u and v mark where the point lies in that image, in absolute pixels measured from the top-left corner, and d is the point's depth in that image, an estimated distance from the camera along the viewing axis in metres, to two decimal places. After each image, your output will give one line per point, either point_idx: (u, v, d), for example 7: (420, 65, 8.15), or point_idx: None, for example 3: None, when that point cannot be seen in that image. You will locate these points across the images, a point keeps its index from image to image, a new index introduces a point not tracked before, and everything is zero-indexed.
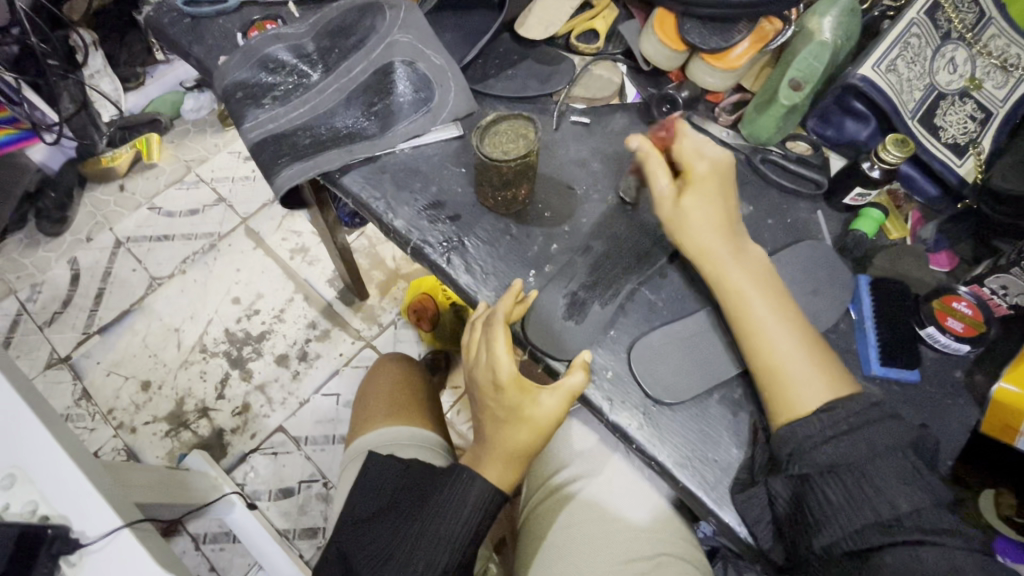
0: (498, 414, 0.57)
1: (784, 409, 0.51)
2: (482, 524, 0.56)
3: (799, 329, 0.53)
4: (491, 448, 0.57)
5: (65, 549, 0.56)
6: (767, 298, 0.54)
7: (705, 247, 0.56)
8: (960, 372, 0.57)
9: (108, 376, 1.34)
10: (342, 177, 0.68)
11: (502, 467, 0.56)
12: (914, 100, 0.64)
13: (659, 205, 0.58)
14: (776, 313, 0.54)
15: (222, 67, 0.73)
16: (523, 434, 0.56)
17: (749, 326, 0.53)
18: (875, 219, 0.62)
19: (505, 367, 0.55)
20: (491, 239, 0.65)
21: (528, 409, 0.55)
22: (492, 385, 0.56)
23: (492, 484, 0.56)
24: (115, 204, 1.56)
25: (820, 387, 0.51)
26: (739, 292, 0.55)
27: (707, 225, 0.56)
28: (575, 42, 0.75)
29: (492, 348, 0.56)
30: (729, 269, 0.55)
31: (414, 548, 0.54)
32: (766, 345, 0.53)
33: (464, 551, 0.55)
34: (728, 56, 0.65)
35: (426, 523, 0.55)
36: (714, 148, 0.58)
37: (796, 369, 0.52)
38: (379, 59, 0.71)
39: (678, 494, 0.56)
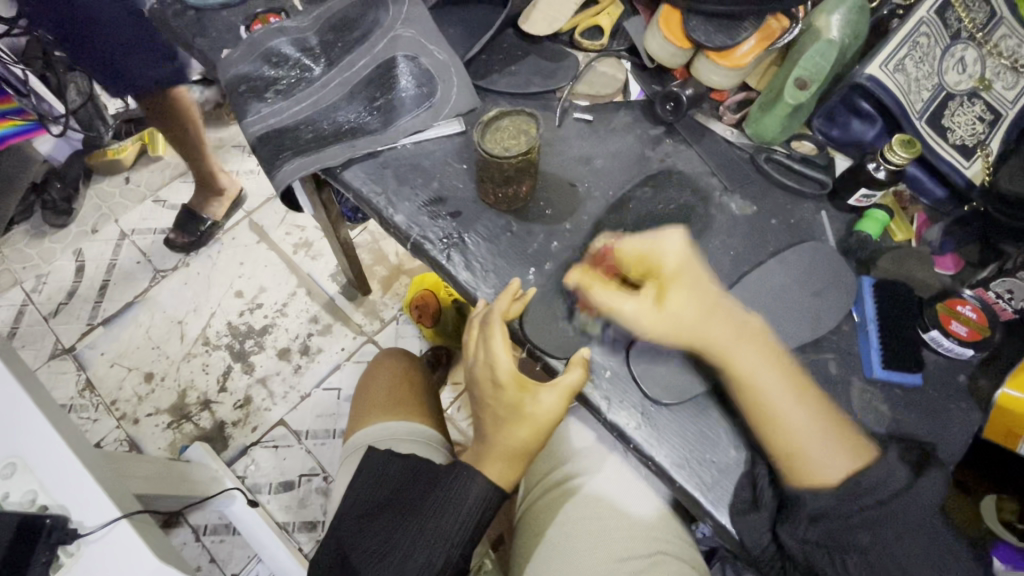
0: (497, 412, 0.56)
1: (805, 476, 0.50)
2: (480, 524, 0.56)
3: (806, 397, 0.52)
4: (490, 447, 0.57)
5: (63, 538, 0.56)
6: (777, 379, 0.52)
7: (709, 342, 0.52)
8: (963, 376, 0.56)
9: (111, 367, 1.35)
10: (344, 172, 0.68)
11: (502, 465, 0.56)
12: (921, 100, 0.64)
13: (637, 322, 0.53)
14: (788, 390, 0.52)
15: (226, 60, 0.73)
16: (522, 432, 0.56)
17: (761, 411, 0.52)
18: (881, 221, 0.62)
19: (504, 365, 0.55)
20: (491, 236, 0.64)
21: (528, 407, 0.55)
22: (491, 383, 0.56)
23: (491, 483, 0.56)
24: (121, 196, 1.57)
25: (838, 452, 0.50)
26: (749, 382, 0.52)
27: (701, 321, 0.53)
28: (580, 38, 0.74)
29: (492, 347, 0.56)
30: (737, 359, 0.52)
31: (412, 548, 0.54)
32: (782, 429, 0.51)
33: (461, 551, 0.55)
34: (734, 54, 0.64)
35: (424, 523, 0.55)
36: (675, 242, 0.54)
37: (812, 447, 0.50)
38: (382, 54, 0.70)
39: (675, 494, 0.55)
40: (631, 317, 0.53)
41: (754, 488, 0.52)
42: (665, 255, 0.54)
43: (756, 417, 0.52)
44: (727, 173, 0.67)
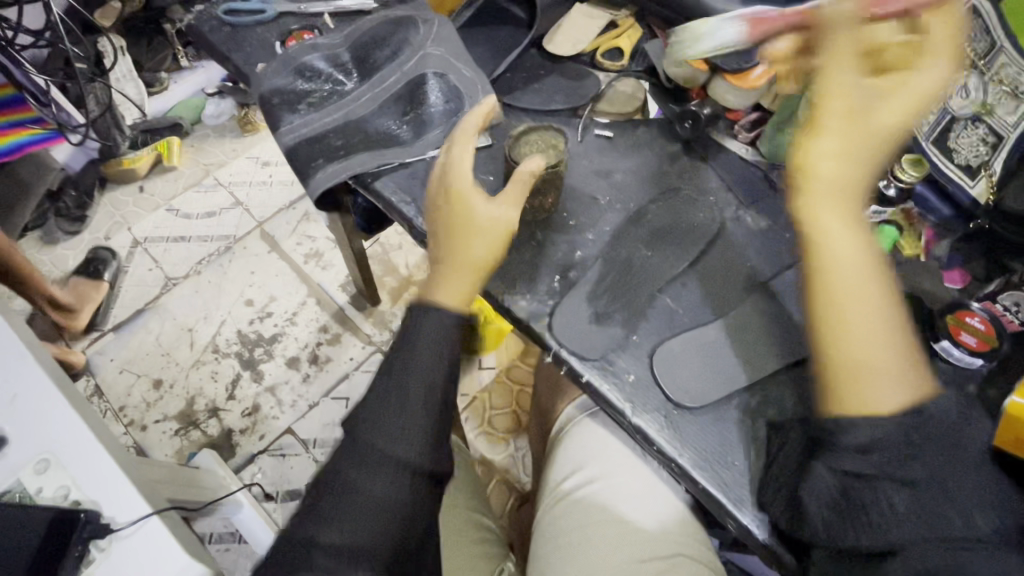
0: (450, 225, 0.61)
1: (857, 405, 0.49)
2: (442, 367, 0.58)
3: (891, 327, 0.50)
4: (453, 261, 0.60)
5: (96, 533, 0.57)
6: (874, 303, 0.50)
7: (828, 203, 0.52)
8: (972, 386, 0.59)
9: (120, 374, 1.36)
10: (376, 183, 0.70)
11: (450, 280, 0.59)
12: (927, 123, 0.67)
13: (838, 99, 0.51)
14: (873, 279, 0.51)
15: (260, 74, 0.77)
16: (476, 236, 0.60)
17: (839, 310, 0.50)
18: (892, 235, 0.70)
19: (465, 177, 0.62)
20: (516, 244, 0.67)
21: (477, 206, 0.61)
22: (446, 204, 0.62)
23: (449, 297, 0.59)
24: (134, 204, 1.60)
25: (897, 383, 0.48)
26: (836, 275, 0.51)
27: (847, 165, 0.52)
28: (601, 58, 0.78)
29: (453, 170, 0.62)
30: (834, 244, 0.51)
31: (381, 420, 0.55)
32: (853, 345, 0.49)
33: (430, 400, 0.56)
34: (748, 76, 0.68)
35: (386, 394, 0.56)
36: (924, 81, 0.52)
37: (884, 367, 0.49)
38: (412, 71, 0.74)
39: (696, 497, 0.57)
40: (836, 88, 0.51)
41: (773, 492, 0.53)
42: (920, 59, 0.53)
43: (837, 321, 0.50)
44: (743, 189, 0.70)
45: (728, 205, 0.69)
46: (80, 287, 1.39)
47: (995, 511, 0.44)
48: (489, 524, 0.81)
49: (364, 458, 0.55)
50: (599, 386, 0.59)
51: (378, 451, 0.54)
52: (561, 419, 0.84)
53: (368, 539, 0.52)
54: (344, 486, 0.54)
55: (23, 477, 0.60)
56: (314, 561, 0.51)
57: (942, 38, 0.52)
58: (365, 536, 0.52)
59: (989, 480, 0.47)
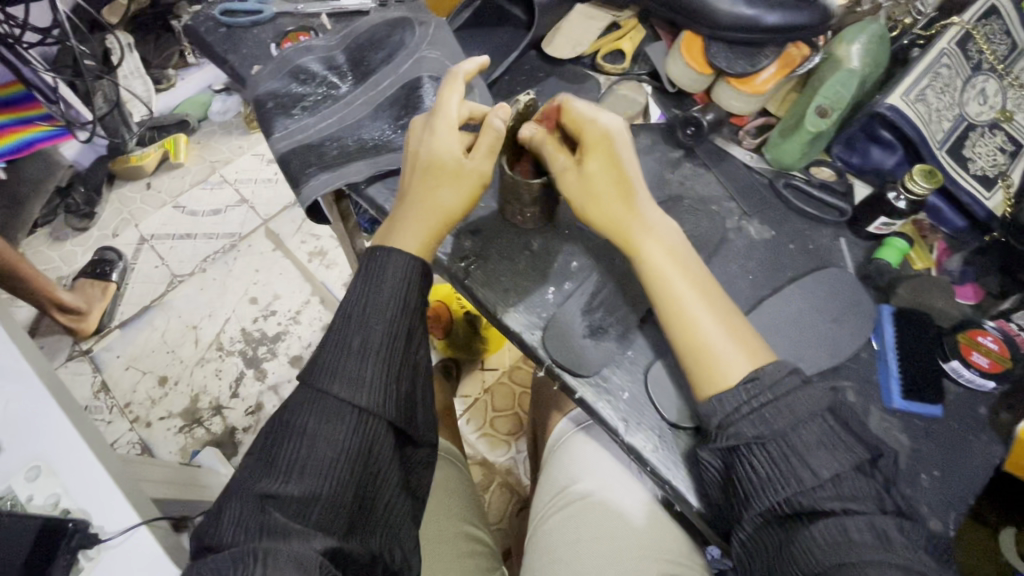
0: (426, 172, 0.59)
1: (708, 384, 0.52)
2: (404, 314, 0.57)
3: (716, 309, 0.54)
4: (417, 201, 0.59)
5: (84, 543, 0.57)
6: (689, 285, 0.55)
7: (614, 230, 0.57)
8: (985, 409, 0.56)
9: (126, 370, 1.37)
10: (368, 188, 0.69)
11: (414, 231, 0.59)
12: (942, 130, 0.64)
13: (563, 180, 0.59)
14: (682, 273, 0.55)
15: (256, 77, 0.76)
16: (448, 189, 0.59)
17: (673, 309, 0.54)
18: (901, 249, 0.62)
19: (444, 147, 0.59)
20: (510, 255, 0.65)
21: (459, 165, 0.58)
22: (423, 159, 0.59)
23: (406, 245, 0.59)
24: (141, 201, 1.61)
25: (740, 356, 0.52)
26: (657, 273, 0.55)
27: (607, 207, 0.57)
28: (602, 61, 0.76)
29: (434, 123, 0.60)
30: (648, 256, 0.56)
31: (339, 366, 0.54)
32: (693, 326, 0.53)
33: (391, 347, 0.55)
34: (754, 81, 0.66)
35: (345, 340, 0.55)
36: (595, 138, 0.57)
37: (722, 348, 0.52)
38: (407, 74, 0.73)
39: (689, 519, 0.55)
40: (558, 174, 0.59)
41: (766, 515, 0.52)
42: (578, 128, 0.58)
43: (664, 306, 0.55)
44: (747, 198, 0.67)
45: (731, 214, 0.67)
46: (86, 288, 1.39)
47: (840, 450, 0.47)
48: (482, 537, 0.80)
49: (322, 405, 0.53)
50: (593, 403, 0.57)
51: (336, 398, 0.53)
52: (555, 432, 0.83)
53: (321, 490, 0.51)
54: (301, 435, 0.52)
55: (15, 484, 0.60)
56: (268, 514, 0.49)
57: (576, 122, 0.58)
58: (323, 487, 0.51)
59: (841, 428, 0.48)
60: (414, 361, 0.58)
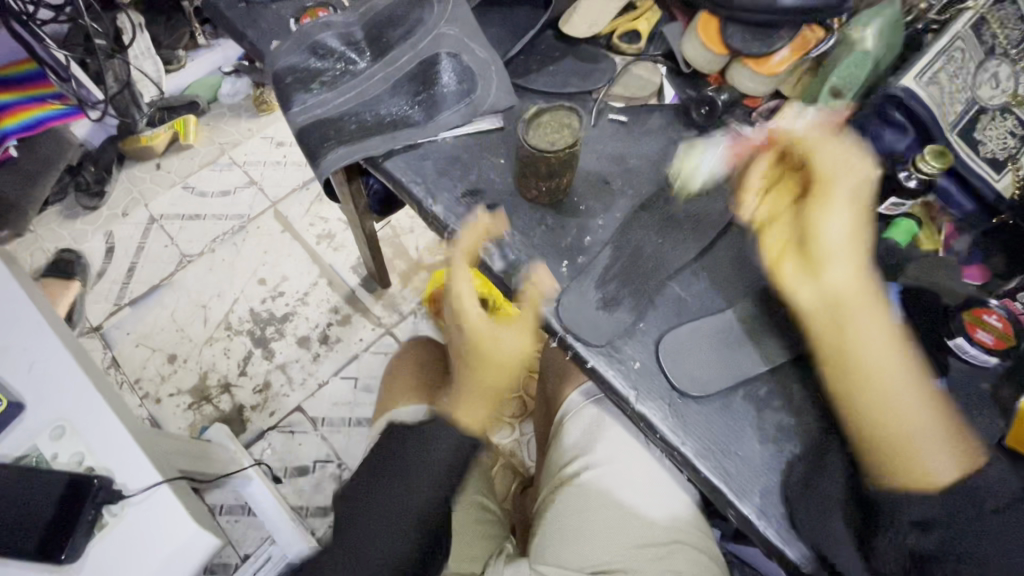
0: (471, 362, 0.71)
1: (914, 476, 0.48)
2: (433, 507, 0.66)
3: (922, 395, 0.51)
4: (468, 388, 0.72)
5: (109, 498, 0.59)
6: (899, 364, 0.51)
7: (834, 278, 0.53)
8: (986, 384, 0.58)
9: (136, 347, 1.39)
10: (386, 162, 0.70)
11: (473, 404, 0.70)
12: (954, 113, 0.65)
13: (822, 206, 0.55)
14: (884, 330, 0.52)
15: (274, 52, 0.77)
16: (493, 373, 0.71)
17: (882, 390, 0.50)
18: (908, 230, 0.63)
19: (475, 316, 0.70)
20: (526, 229, 0.66)
21: (496, 350, 0.70)
22: (467, 332, 0.71)
23: (462, 428, 0.68)
24: (151, 181, 1.62)
25: (946, 453, 0.49)
26: (863, 345, 0.52)
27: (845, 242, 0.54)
28: (618, 41, 0.77)
29: (465, 305, 0.69)
30: (865, 317, 0.52)
31: (381, 528, 0.64)
32: (892, 417, 0.50)
33: (426, 523, 0.65)
34: (770, 61, 0.67)
35: (383, 534, 0.64)
36: (857, 172, 0.56)
37: (924, 437, 0.49)
38: (425, 50, 0.73)
39: (697, 484, 0.57)
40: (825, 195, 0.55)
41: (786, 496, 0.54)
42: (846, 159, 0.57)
43: (859, 380, 0.52)
44: None
45: None
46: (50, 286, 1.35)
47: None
48: (491, 504, 0.83)
49: (373, 520, 0.64)
50: (605, 371, 0.59)
51: (382, 519, 0.64)
52: (566, 403, 0.84)
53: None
54: (368, 522, 0.64)
55: (40, 441, 0.62)
56: None
57: (843, 150, 0.57)
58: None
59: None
60: (455, 466, 0.67)
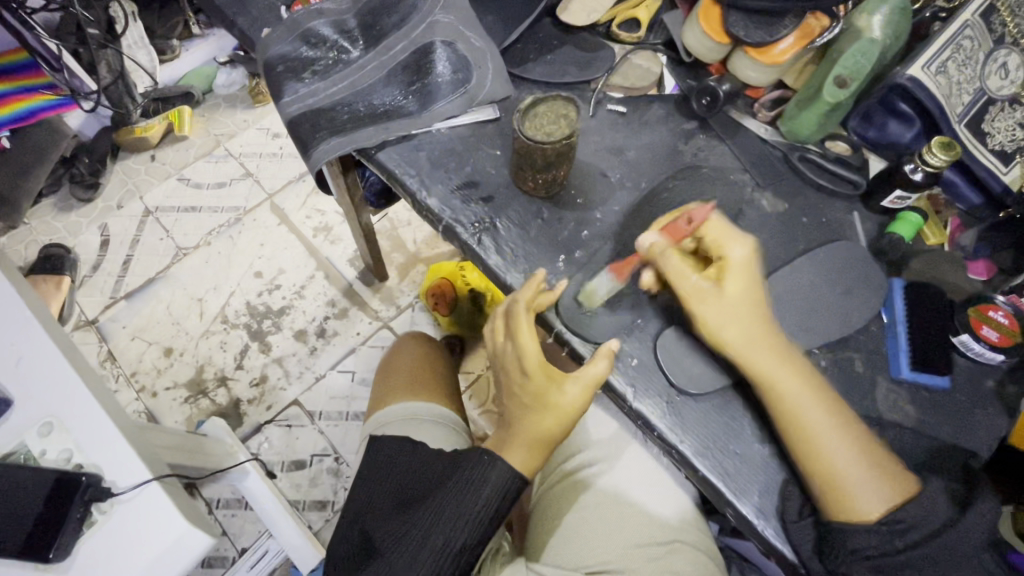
0: (523, 399, 0.58)
1: (845, 509, 0.49)
2: (475, 526, 0.55)
3: (848, 433, 0.51)
4: (513, 435, 0.57)
5: (97, 496, 0.58)
6: (820, 409, 0.51)
7: (742, 347, 0.53)
8: (991, 382, 0.57)
9: (132, 341, 1.38)
10: (379, 153, 0.69)
11: (527, 452, 0.57)
12: (962, 104, 0.64)
13: (698, 298, 0.54)
14: (799, 379, 0.52)
15: (265, 40, 0.75)
16: (546, 421, 0.57)
17: (805, 442, 0.51)
18: (914, 223, 0.62)
19: (533, 355, 0.57)
20: (522, 222, 0.65)
21: (553, 397, 0.56)
22: (519, 372, 0.58)
23: (514, 469, 0.56)
24: (146, 173, 1.60)
25: (877, 486, 0.49)
26: (787, 400, 0.52)
27: (736, 318, 0.53)
28: (617, 30, 0.75)
29: (517, 339, 0.58)
30: (773, 375, 0.52)
31: (422, 530, 0.56)
32: (821, 455, 0.50)
33: (461, 550, 0.55)
34: (773, 51, 0.64)
35: (422, 537, 0.56)
36: (738, 243, 0.55)
37: (856, 478, 0.49)
38: (420, 39, 0.71)
39: (695, 483, 0.56)
40: (693, 291, 0.54)
41: (786, 497, 0.53)
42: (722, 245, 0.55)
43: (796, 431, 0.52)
44: (760, 170, 0.68)
45: (745, 186, 0.67)
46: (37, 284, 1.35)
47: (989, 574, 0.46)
48: None
49: (416, 521, 0.57)
50: None
51: (424, 521, 0.57)
52: None
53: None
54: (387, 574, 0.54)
55: (28, 438, 0.61)
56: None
57: (722, 227, 0.56)
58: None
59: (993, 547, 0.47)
60: (496, 496, 0.56)
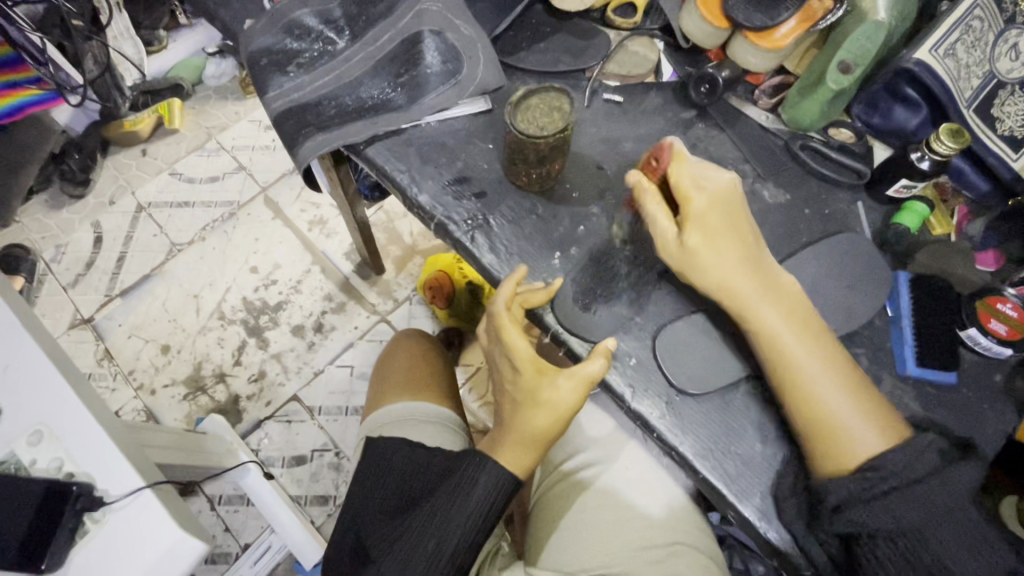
0: (515, 397, 0.57)
1: (837, 460, 0.49)
2: (471, 529, 0.55)
3: (842, 379, 0.50)
4: (506, 434, 0.57)
5: (89, 506, 0.57)
6: (813, 354, 0.51)
7: (728, 289, 0.52)
8: (999, 376, 0.56)
9: (129, 338, 1.37)
10: (367, 149, 0.67)
11: (519, 451, 0.56)
12: (971, 88, 0.62)
13: (662, 245, 0.55)
14: (790, 321, 0.51)
15: (248, 31, 0.72)
16: (540, 419, 0.55)
17: (792, 384, 0.51)
18: (921, 214, 0.60)
19: (523, 351, 0.56)
20: (516, 218, 0.63)
21: (545, 394, 0.55)
22: (510, 369, 0.57)
23: (508, 468, 0.56)
24: (137, 168, 1.57)
25: (870, 429, 0.49)
26: (770, 339, 0.51)
27: (720, 261, 0.52)
28: (612, 15, 0.72)
29: (505, 337, 0.57)
30: (760, 312, 0.51)
31: (417, 533, 0.55)
32: (812, 403, 0.50)
33: (456, 553, 0.54)
34: (773, 35, 0.61)
35: (417, 539, 0.54)
36: (716, 176, 0.54)
37: (846, 418, 0.49)
38: (407, 28, 0.69)
39: (696, 484, 0.55)
40: (658, 238, 0.55)
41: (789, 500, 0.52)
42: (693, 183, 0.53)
43: (780, 377, 0.51)
44: (761, 160, 0.66)
45: (746, 177, 0.65)
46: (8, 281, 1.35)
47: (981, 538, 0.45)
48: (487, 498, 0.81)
49: (408, 523, 0.56)
50: None
51: (419, 522, 0.55)
52: None
53: None
54: None
55: (18, 447, 0.60)
56: None
57: (697, 166, 0.54)
58: None
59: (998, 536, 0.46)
60: (488, 499, 0.55)
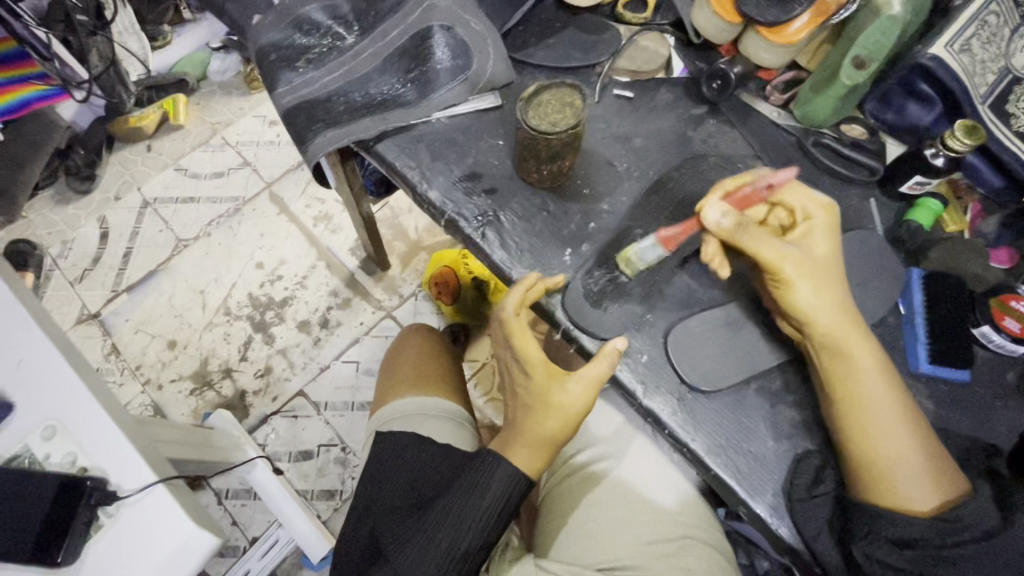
0: (524, 399, 0.57)
1: (883, 499, 0.48)
2: (483, 527, 0.55)
3: (914, 427, 0.49)
4: (517, 434, 0.57)
5: (103, 500, 0.58)
6: (892, 399, 0.49)
7: (835, 324, 0.51)
8: (1013, 374, 0.55)
9: (135, 334, 1.37)
10: (377, 145, 0.66)
11: (530, 452, 0.56)
12: (985, 84, 0.61)
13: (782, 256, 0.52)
14: (877, 370, 0.50)
15: (256, 27, 0.72)
16: (549, 422, 0.55)
17: (862, 430, 0.49)
18: (934, 210, 0.60)
19: (535, 352, 0.56)
20: (526, 215, 0.63)
21: (555, 396, 0.55)
22: (520, 371, 0.58)
23: (519, 468, 0.56)
24: (142, 164, 1.57)
25: (927, 483, 0.47)
26: (855, 377, 0.50)
27: (823, 285, 0.51)
28: (622, 10, 0.72)
29: (516, 340, 0.57)
30: (856, 348, 0.50)
31: (429, 530, 0.55)
32: (874, 444, 0.49)
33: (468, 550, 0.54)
34: (786, 30, 0.61)
35: (430, 537, 0.55)
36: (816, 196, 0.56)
37: (906, 467, 0.48)
38: (417, 23, 0.68)
39: (708, 480, 0.55)
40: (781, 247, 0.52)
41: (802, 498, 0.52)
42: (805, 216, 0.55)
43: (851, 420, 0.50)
44: (773, 157, 0.65)
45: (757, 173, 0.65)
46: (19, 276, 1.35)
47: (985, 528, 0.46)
48: None
49: (421, 521, 0.56)
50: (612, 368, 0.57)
51: (431, 520, 0.55)
52: None
53: None
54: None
55: (31, 441, 0.60)
56: None
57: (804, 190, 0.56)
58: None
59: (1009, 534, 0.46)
60: (500, 497, 0.55)
